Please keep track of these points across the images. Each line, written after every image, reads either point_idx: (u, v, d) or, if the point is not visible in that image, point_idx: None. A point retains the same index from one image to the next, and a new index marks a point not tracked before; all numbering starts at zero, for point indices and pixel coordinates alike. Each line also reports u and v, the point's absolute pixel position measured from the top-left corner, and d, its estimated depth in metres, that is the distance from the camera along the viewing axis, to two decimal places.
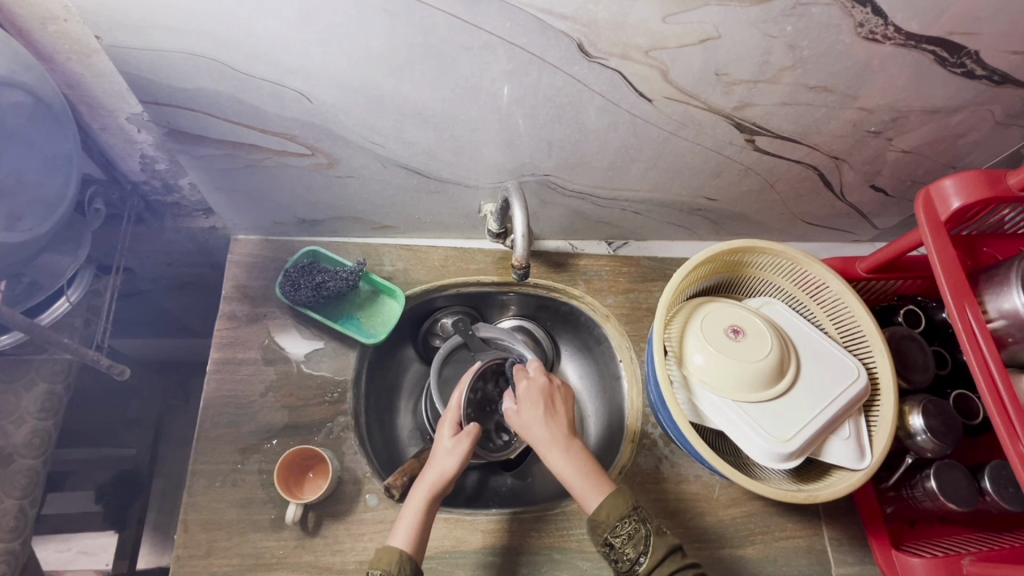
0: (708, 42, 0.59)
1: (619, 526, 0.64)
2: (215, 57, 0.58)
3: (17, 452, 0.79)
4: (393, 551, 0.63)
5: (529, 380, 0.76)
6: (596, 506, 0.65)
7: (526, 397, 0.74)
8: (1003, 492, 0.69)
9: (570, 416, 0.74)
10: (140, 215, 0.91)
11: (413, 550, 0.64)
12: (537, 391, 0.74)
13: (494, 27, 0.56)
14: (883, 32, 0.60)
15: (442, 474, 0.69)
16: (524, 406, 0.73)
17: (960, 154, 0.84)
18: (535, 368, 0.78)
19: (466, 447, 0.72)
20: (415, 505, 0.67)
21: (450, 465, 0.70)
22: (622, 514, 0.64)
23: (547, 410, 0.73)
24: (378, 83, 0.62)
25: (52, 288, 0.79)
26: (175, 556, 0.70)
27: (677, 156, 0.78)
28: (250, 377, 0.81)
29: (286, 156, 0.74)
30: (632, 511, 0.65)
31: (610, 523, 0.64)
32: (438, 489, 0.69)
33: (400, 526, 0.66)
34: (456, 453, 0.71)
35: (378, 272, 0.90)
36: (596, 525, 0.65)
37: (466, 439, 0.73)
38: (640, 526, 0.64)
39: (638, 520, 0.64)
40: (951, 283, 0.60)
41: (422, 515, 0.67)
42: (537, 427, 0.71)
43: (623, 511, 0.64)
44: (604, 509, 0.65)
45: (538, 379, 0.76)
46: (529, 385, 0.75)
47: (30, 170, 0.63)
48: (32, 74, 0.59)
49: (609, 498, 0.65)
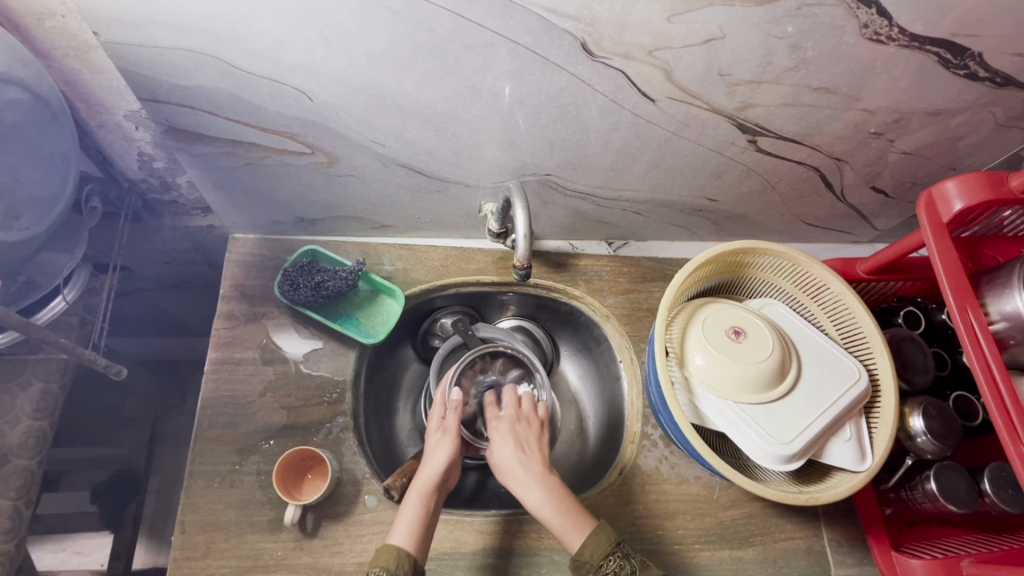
0: (712, 43, 0.59)
1: (604, 563, 0.63)
2: (215, 55, 0.57)
3: (12, 452, 0.78)
4: (392, 548, 0.62)
5: (499, 422, 0.76)
6: (580, 546, 0.65)
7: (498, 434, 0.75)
8: (1003, 494, 0.69)
9: (545, 451, 0.73)
10: (137, 213, 0.90)
11: (414, 549, 0.63)
12: (509, 429, 0.75)
13: (497, 26, 0.55)
14: (887, 34, 0.60)
15: (434, 472, 0.70)
16: (495, 445, 0.74)
17: (960, 156, 0.84)
18: (508, 401, 0.80)
19: (450, 442, 0.73)
20: (413, 502, 0.67)
21: (440, 460, 0.72)
22: (607, 552, 0.64)
23: (523, 449, 0.73)
24: (379, 82, 0.61)
25: (48, 287, 0.77)
26: (173, 558, 0.69)
27: (679, 157, 0.78)
28: (248, 377, 0.81)
29: (286, 154, 0.73)
30: (617, 546, 0.64)
31: (595, 562, 0.63)
32: (433, 486, 0.69)
33: (399, 524, 0.66)
34: (443, 447, 0.73)
35: (378, 272, 0.90)
36: (580, 565, 0.64)
37: (449, 435, 0.74)
38: (625, 562, 0.63)
39: (621, 556, 0.64)
40: (953, 285, 0.60)
41: (422, 512, 0.67)
42: (509, 473, 0.71)
43: (607, 548, 0.64)
44: (588, 548, 0.64)
45: (507, 418, 0.77)
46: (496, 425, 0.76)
47: (27, 169, 0.63)
48: (30, 71, 0.59)
49: (592, 535, 0.65)
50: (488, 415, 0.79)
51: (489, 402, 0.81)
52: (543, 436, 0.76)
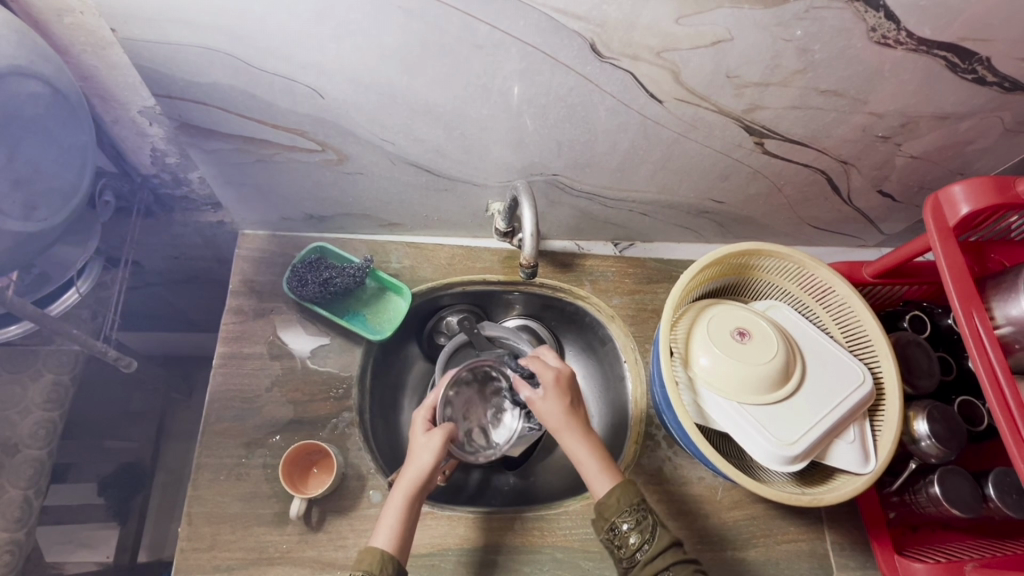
0: (719, 45, 0.59)
1: (627, 512, 0.63)
2: (228, 51, 0.58)
3: (22, 442, 0.79)
4: (376, 552, 0.62)
5: (553, 372, 0.74)
6: (607, 491, 0.65)
7: (555, 387, 0.72)
8: (1007, 499, 0.69)
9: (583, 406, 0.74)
10: (149, 208, 0.91)
11: (395, 550, 0.63)
12: (562, 381, 0.73)
13: (508, 26, 0.56)
14: (895, 37, 0.61)
15: (418, 473, 0.68)
16: (548, 394, 0.72)
17: (968, 161, 0.84)
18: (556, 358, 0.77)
19: (439, 442, 0.70)
20: (396, 504, 0.66)
21: (427, 460, 0.69)
22: (634, 502, 0.64)
23: (571, 403, 0.72)
24: (391, 81, 0.62)
25: (61, 280, 0.80)
26: (179, 549, 0.70)
27: (687, 158, 0.78)
28: (255, 371, 0.81)
29: (296, 151, 0.74)
30: (641, 500, 0.64)
31: (618, 507, 0.64)
32: (418, 487, 0.67)
33: (382, 525, 0.65)
34: (431, 448, 0.70)
35: (385, 269, 0.91)
36: (603, 509, 0.65)
37: (439, 434, 0.71)
38: (647, 515, 0.63)
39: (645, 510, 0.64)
40: (959, 290, 0.60)
41: (404, 516, 0.66)
42: (552, 417, 0.71)
43: (632, 499, 0.64)
44: (615, 494, 0.64)
45: (561, 371, 0.74)
46: (552, 375, 0.73)
47: (46, 161, 0.64)
48: (50, 66, 0.60)
49: (619, 484, 0.65)
50: (536, 367, 0.74)
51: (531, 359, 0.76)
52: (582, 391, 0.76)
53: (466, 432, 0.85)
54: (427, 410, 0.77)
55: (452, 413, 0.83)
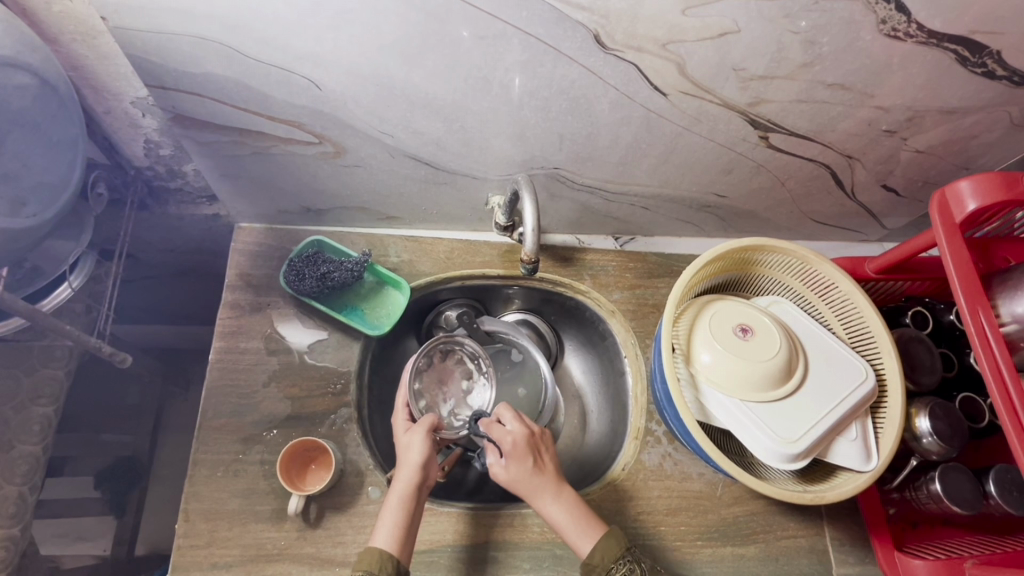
0: (726, 36, 0.58)
1: (614, 567, 0.64)
2: (222, 41, 0.56)
3: (17, 438, 0.78)
4: (376, 551, 0.62)
5: (512, 436, 0.72)
6: (590, 551, 0.65)
7: (514, 454, 0.70)
8: (1008, 496, 0.69)
9: (554, 461, 0.72)
10: (143, 200, 0.90)
11: (396, 549, 0.63)
12: (520, 443, 0.71)
13: (510, 16, 0.55)
14: (905, 30, 0.59)
15: (412, 470, 0.68)
16: (510, 462, 0.70)
17: (973, 156, 0.83)
18: (513, 419, 0.74)
19: (422, 438, 0.70)
20: (393, 504, 0.66)
21: (415, 459, 0.69)
22: (617, 555, 0.65)
23: (535, 462, 0.70)
24: (390, 72, 0.61)
25: (54, 274, 0.79)
26: (176, 546, 0.70)
27: (690, 151, 0.77)
28: (252, 366, 0.81)
29: (292, 143, 0.73)
30: (625, 551, 0.65)
31: (605, 565, 0.64)
32: (414, 485, 0.67)
33: (381, 527, 0.64)
34: (416, 446, 0.70)
35: (383, 264, 0.90)
36: (589, 569, 0.65)
37: (420, 430, 0.71)
38: (634, 567, 0.65)
39: (631, 561, 0.65)
40: (965, 287, 0.59)
41: (403, 514, 0.65)
42: (520, 483, 0.69)
43: (617, 552, 0.65)
44: (598, 552, 0.65)
45: (518, 431, 0.72)
46: (511, 440, 0.71)
47: (35, 155, 0.62)
48: (37, 55, 0.58)
49: (601, 541, 0.65)
50: (494, 434, 0.72)
51: (487, 423, 0.74)
52: (550, 444, 0.74)
53: (448, 411, 0.86)
54: (404, 411, 0.77)
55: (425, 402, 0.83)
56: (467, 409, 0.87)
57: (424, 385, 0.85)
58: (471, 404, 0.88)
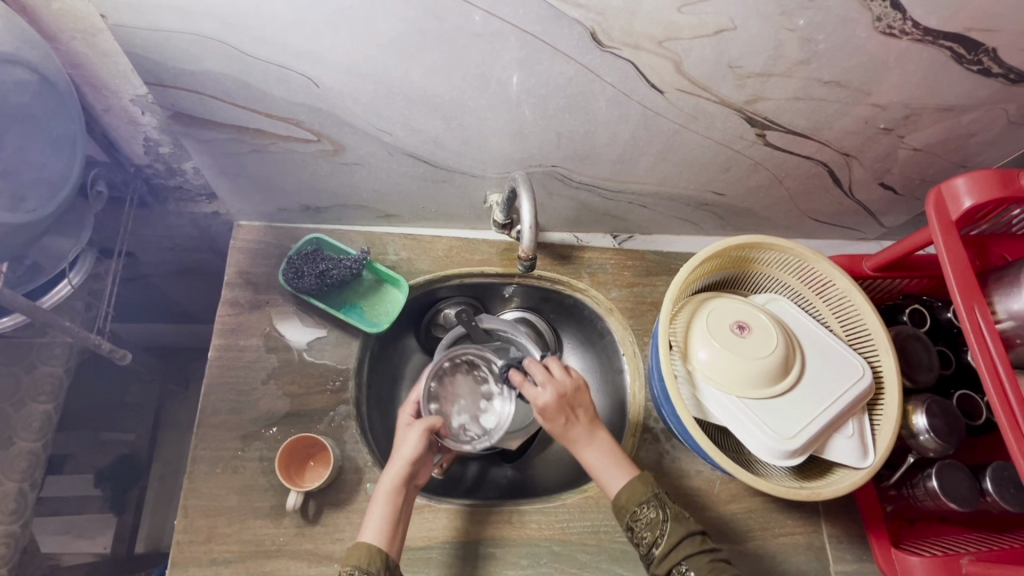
0: (722, 34, 0.58)
1: (640, 509, 0.64)
2: (220, 39, 0.57)
3: (17, 434, 0.78)
4: (363, 546, 0.62)
5: (541, 399, 0.68)
6: (619, 490, 0.66)
7: (546, 415, 0.68)
8: (1005, 493, 0.69)
9: (592, 408, 0.70)
10: (142, 198, 0.90)
11: (384, 544, 0.63)
12: (552, 404, 0.68)
13: (507, 14, 0.55)
14: (901, 28, 0.60)
15: (402, 465, 0.68)
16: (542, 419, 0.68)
17: (971, 154, 0.83)
18: (542, 378, 0.70)
19: (418, 434, 0.70)
20: (382, 499, 0.66)
21: (406, 454, 0.69)
22: (641, 500, 0.64)
23: (568, 414, 0.68)
24: (388, 69, 0.61)
25: (53, 271, 0.79)
26: (175, 542, 0.70)
27: (687, 149, 0.77)
28: (252, 363, 0.81)
29: (291, 141, 0.73)
30: (653, 495, 0.65)
31: (630, 508, 0.65)
32: (401, 481, 0.67)
33: (369, 522, 0.65)
34: (409, 442, 0.70)
35: (382, 262, 0.90)
36: (619, 507, 0.66)
37: (418, 427, 0.71)
38: (659, 512, 0.64)
39: (657, 506, 0.64)
40: (960, 283, 0.59)
41: (391, 510, 0.65)
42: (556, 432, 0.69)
43: (643, 495, 0.65)
44: (625, 493, 0.65)
45: (549, 393, 0.68)
46: (542, 402, 0.68)
47: (34, 152, 0.62)
48: (36, 52, 0.58)
49: (632, 482, 0.66)
50: (527, 394, 0.69)
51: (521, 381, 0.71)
52: (587, 392, 0.71)
53: (459, 423, 0.82)
54: (411, 407, 0.78)
55: (437, 407, 0.81)
56: (478, 426, 0.83)
57: (440, 390, 0.84)
58: (484, 423, 0.83)
